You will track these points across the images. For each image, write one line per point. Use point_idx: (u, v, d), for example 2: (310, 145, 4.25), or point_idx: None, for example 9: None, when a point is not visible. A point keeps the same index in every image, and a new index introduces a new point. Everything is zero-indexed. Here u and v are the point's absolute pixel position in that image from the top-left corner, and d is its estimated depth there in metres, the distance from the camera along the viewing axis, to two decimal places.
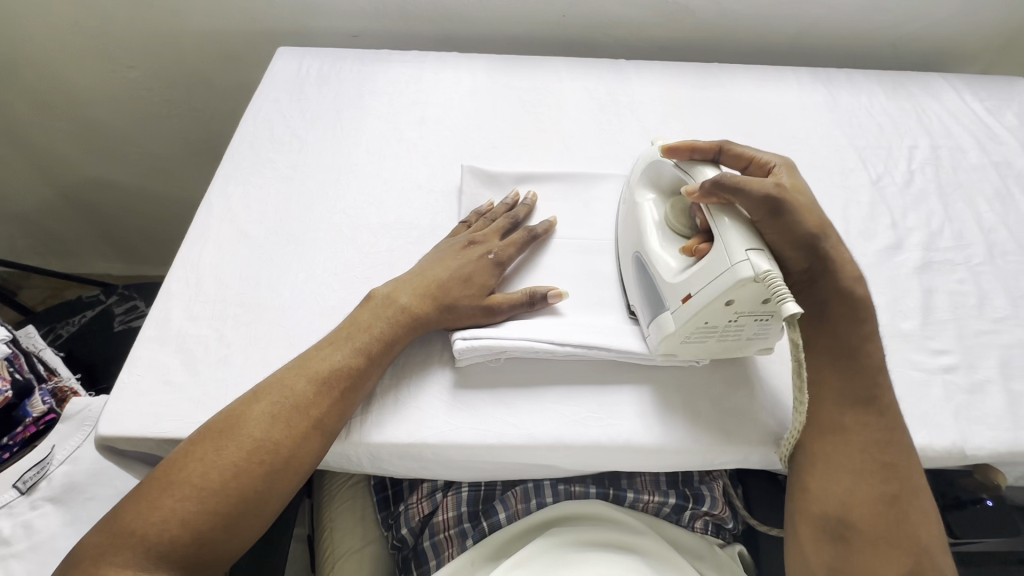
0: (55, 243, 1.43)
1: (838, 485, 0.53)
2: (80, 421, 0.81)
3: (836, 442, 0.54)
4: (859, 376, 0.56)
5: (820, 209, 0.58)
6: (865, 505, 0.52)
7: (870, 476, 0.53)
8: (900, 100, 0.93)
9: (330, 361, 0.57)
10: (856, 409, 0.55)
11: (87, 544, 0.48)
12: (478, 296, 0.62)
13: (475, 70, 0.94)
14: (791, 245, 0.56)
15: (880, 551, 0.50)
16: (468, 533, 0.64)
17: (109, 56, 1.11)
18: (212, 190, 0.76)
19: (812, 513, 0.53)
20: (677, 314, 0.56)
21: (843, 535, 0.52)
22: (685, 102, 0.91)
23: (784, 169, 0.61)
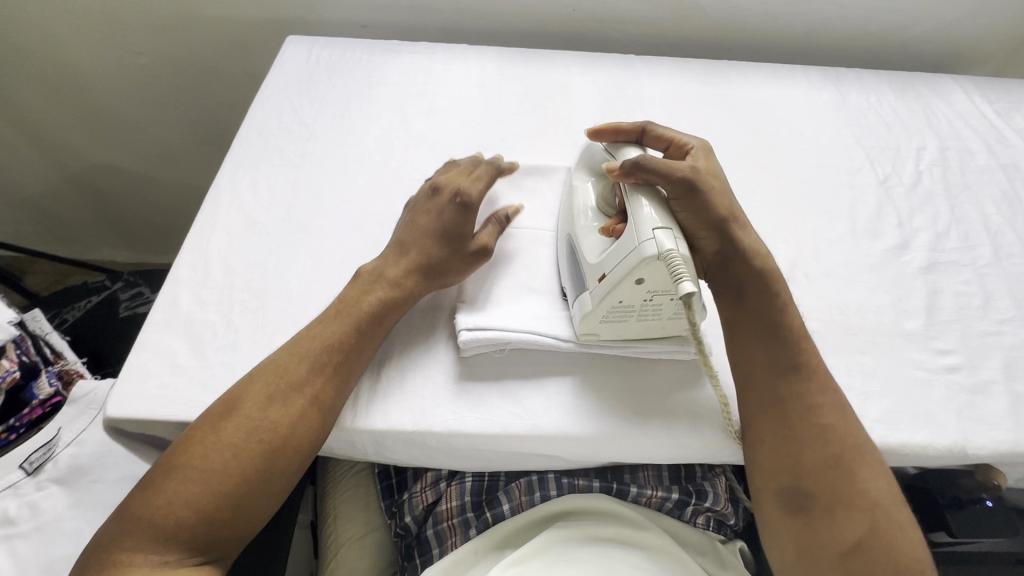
0: (62, 228, 1.43)
1: (789, 459, 0.54)
2: (85, 404, 0.82)
3: (773, 410, 0.56)
4: (783, 341, 0.57)
5: (732, 195, 0.61)
6: (813, 472, 0.53)
7: (813, 442, 0.54)
8: (909, 101, 0.93)
9: (322, 339, 0.57)
10: (785, 375, 0.56)
11: (103, 533, 0.49)
12: (461, 249, 0.63)
13: (485, 62, 0.94)
14: (704, 228, 0.59)
15: (837, 516, 0.51)
16: (472, 523, 0.65)
17: (119, 42, 1.12)
18: (221, 177, 0.76)
19: (771, 489, 0.54)
20: (594, 293, 0.57)
21: (803, 505, 0.52)
22: (694, 98, 0.91)
23: (702, 150, 0.64)
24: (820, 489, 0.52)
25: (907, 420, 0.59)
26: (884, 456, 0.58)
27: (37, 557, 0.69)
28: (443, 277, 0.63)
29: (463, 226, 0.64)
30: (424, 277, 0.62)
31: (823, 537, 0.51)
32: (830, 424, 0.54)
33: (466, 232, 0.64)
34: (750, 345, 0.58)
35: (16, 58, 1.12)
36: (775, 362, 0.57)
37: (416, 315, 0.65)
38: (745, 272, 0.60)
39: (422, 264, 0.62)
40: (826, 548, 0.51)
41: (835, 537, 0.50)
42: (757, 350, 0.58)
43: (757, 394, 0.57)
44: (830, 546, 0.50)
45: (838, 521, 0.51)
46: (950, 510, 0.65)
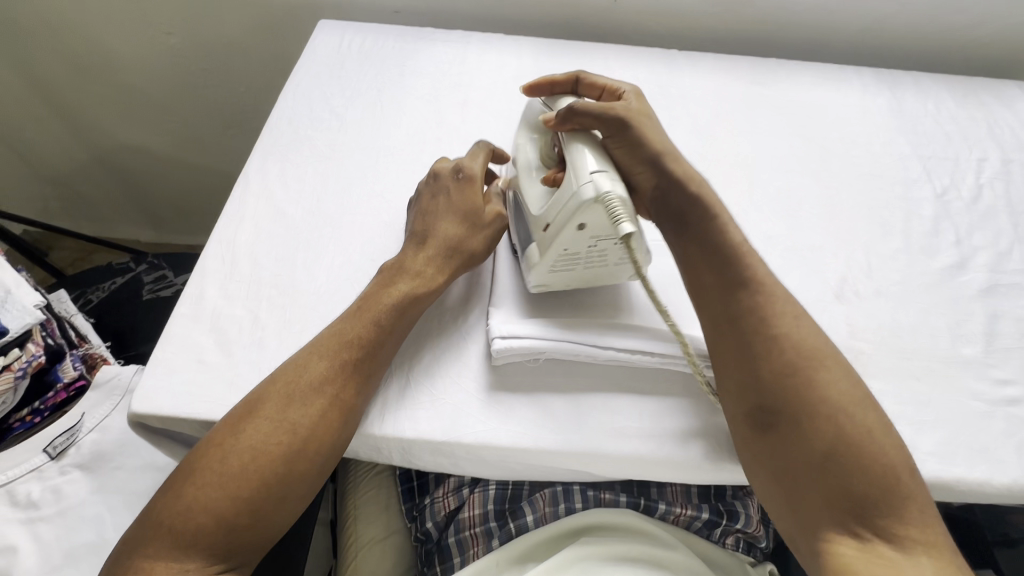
0: (88, 206, 1.43)
1: (748, 376, 0.52)
2: (109, 389, 0.81)
3: (724, 325, 0.54)
4: (727, 263, 0.56)
5: (663, 132, 0.62)
6: (775, 384, 0.51)
7: (764, 351, 0.52)
8: (970, 108, 0.87)
9: (341, 336, 0.55)
10: (727, 284, 0.56)
11: (128, 537, 0.49)
12: (480, 223, 0.62)
13: (521, 54, 0.90)
14: (637, 165, 0.59)
15: (804, 428, 0.49)
16: (494, 533, 0.63)
17: (149, 21, 1.10)
18: (250, 165, 0.74)
19: (739, 413, 0.52)
20: (540, 244, 0.56)
21: (771, 423, 0.50)
22: (738, 98, 0.87)
23: (634, 94, 0.64)
24: (785, 402, 0.50)
25: (964, 455, 0.55)
26: (937, 491, 0.54)
27: (60, 542, 0.70)
28: (470, 251, 0.61)
29: (474, 198, 0.63)
30: (451, 253, 0.61)
31: (795, 453, 0.49)
32: (785, 332, 0.53)
33: (476, 204, 0.63)
34: (691, 260, 0.58)
35: (46, 34, 1.11)
36: (718, 273, 0.56)
37: (445, 317, 0.62)
38: (685, 197, 0.59)
39: (443, 241, 0.61)
40: (798, 463, 0.49)
41: (805, 450, 0.48)
42: (704, 270, 0.57)
43: (706, 306, 0.56)
44: (804, 462, 0.48)
45: (807, 433, 0.49)
46: (999, 548, 0.64)
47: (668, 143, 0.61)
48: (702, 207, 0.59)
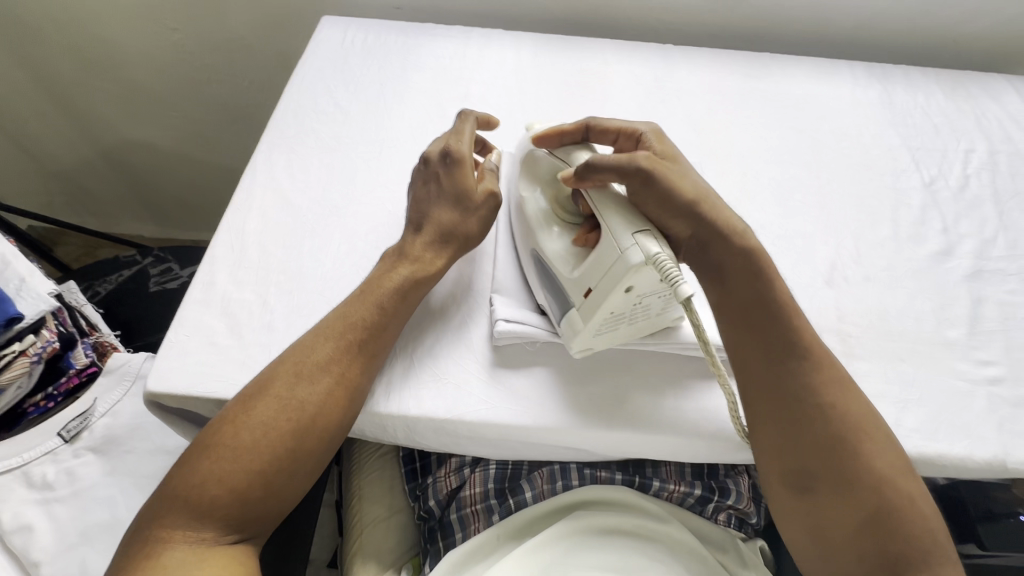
0: (93, 201, 1.45)
1: (789, 442, 0.53)
2: (120, 375, 0.83)
3: (766, 389, 0.55)
4: (770, 324, 0.56)
5: (694, 177, 0.59)
6: (813, 452, 0.53)
7: (808, 422, 0.53)
8: (959, 101, 0.90)
9: (346, 318, 0.57)
10: (772, 351, 0.56)
11: (146, 507, 0.51)
12: (472, 206, 0.63)
13: (520, 48, 0.92)
14: (670, 215, 0.57)
15: (844, 493, 0.51)
16: (494, 510, 0.65)
17: (155, 18, 1.12)
18: (257, 156, 0.76)
19: (776, 474, 0.54)
20: (582, 309, 0.56)
21: (808, 486, 0.53)
22: (733, 91, 0.89)
23: (651, 137, 0.62)
24: (825, 468, 0.52)
25: (946, 431, 0.57)
26: (920, 466, 0.57)
27: (75, 522, 0.72)
28: (464, 235, 0.63)
29: (465, 180, 0.64)
30: (447, 238, 0.63)
31: (832, 516, 0.52)
32: (830, 403, 0.54)
33: (466, 186, 0.63)
34: (732, 323, 0.57)
35: (55, 31, 1.13)
36: (761, 339, 0.56)
37: (448, 300, 0.65)
38: (727, 255, 0.57)
39: (437, 227, 0.63)
40: (832, 526, 0.52)
41: (844, 516, 0.51)
42: (744, 330, 0.57)
43: (748, 373, 0.56)
44: (837, 525, 0.51)
45: (845, 498, 0.51)
46: (983, 523, 0.65)
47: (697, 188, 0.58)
48: (747, 265, 0.57)
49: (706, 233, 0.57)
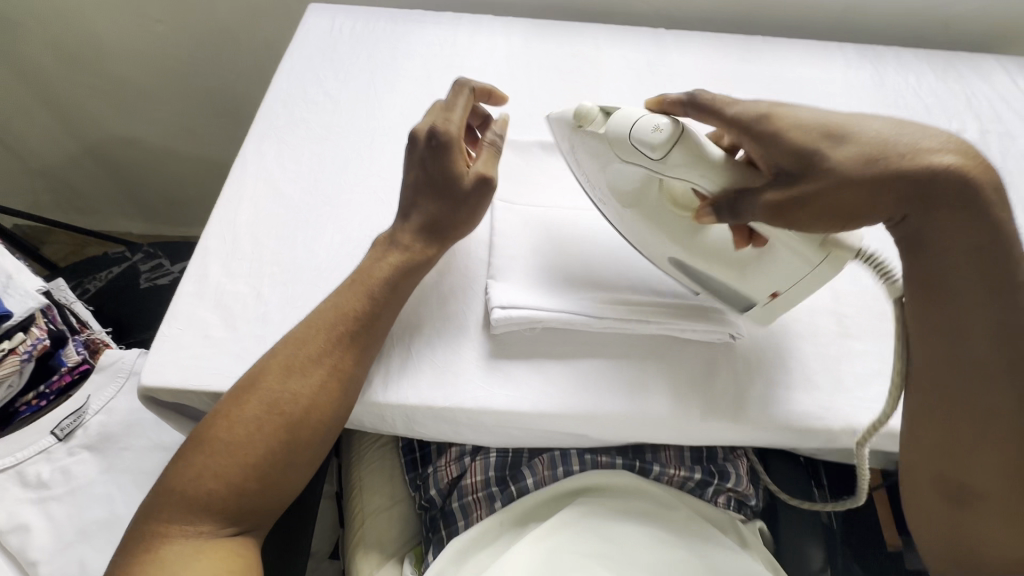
0: (79, 199, 1.43)
1: (965, 460, 0.51)
2: (113, 372, 0.82)
3: (965, 410, 0.50)
4: (992, 339, 0.49)
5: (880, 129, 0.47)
6: (998, 474, 0.51)
7: (1005, 446, 0.50)
8: (950, 82, 0.90)
9: (338, 310, 0.57)
10: (979, 372, 0.49)
11: (144, 501, 0.52)
12: (458, 186, 0.61)
13: (511, 34, 0.91)
14: (865, 198, 0.46)
15: (1002, 512, 0.51)
16: (496, 497, 0.65)
17: (137, 9, 1.10)
18: (246, 147, 0.75)
19: (933, 479, 0.53)
20: (768, 308, 0.57)
21: (965, 498, 0.53)
22: (725, 75, 0.88)
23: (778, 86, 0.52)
24: (991, 486, 0.51)
25: None
26: None
27: (72, 520, 0.71)
28: (452, 225, 0.62)
29: (453, 166, 0.61)
30: (436, 228, 0.62)
31: (984, 527, 0.52)
32: None
33: (455, 173, 0.61)
34: (929, 336, 0.50)
35: (34, 23, 1.11)
36: (966, 361, 0.50)
37: (443, 289, 0.64)
38: (944, 232, 0.47)
39: (427, 217, 0.62)
40: (988, 536, 0.53)
41: (997, 530, 0.52)
42: (957, 342, 0.49)
43: (938, 395, 0.51)
44: (999, 536, 0.52)
45: (1003, 516, 0.51)
46: None
47: (869, 147, 0.46)
48: (972, 243, 0.47)
49: (916, 204, 0.46)
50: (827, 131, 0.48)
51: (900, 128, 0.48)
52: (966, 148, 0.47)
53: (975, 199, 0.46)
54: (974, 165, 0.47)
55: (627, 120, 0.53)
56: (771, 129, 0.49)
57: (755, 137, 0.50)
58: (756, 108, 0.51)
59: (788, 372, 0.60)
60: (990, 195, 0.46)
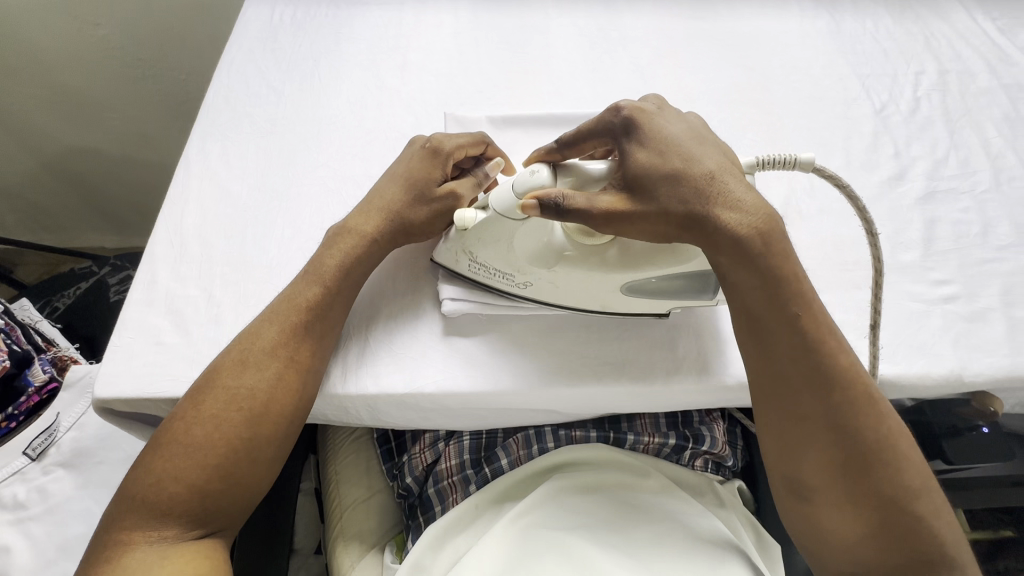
0: (43, 217, 1.38)
1: (793, 457, 0.50)
2: (82, 389, 0.82)
3: (784, 411, 0.50)
4: (788, 346, 0.49)
5: (694, 166, 0.49)
6: (826, 472, 0.49)
7: (826, 446, 0.49)
8: (908, 24, 0.88)
9: (291, 302, 0.56)
10: (790, 382, 0.49)
11: (107, 513, 0.50)
12: (430, 193, 0.59)
13: (458, 10, 0.88)
14: (673, 231, 0.48)
15: (843, 510, 0.49)
16: (471, 479, 0.65)
17: (73, 13, 1.07)
18: (189, 148, 0.73)
19: (777, 476, 0.52)
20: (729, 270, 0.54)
21: (805, 495, 0.50)
22: (680, 34, 0.86)
23: (634, 113, 0.52)
24: (824, 481, 0.49)
25: (903, 352, 0.58)
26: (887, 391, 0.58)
27: (52, 537, 0.71)
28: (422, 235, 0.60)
29: (432, 176, 0.60)
30: (397, 220, 0.59)
31: (829, 525, 0.49)
32: (854, 426, 0.48)
33: (433, 182, 0.60)
34: (748, 348, 0.51)
35: None
36: (777, 371, 0.50)
37: (399, 276, 0.63)
38: (733, 272, 0.49)
39: (387, 208, 0.59)
40: (832, 534, 0.50)
41: (842, 528, 0.49)
42: (764, 348, 0.50)
43: (758, 400, 0.51)
44: (837, 534, 0.49)
45: (843, 513, 0.49)
46: (947, 439, 0.63)
47: (679, 180, 0.48)
48: (759, 275, 0.48)
49: (708, 243, 0.48)
50: (661, 161, 0.49)
51: (718, 170, 0.49)
52: (763, 204, 0.49)
53: (748, 248, 0.47)
54: (767, 223, 0.48)
55: (503, 192, 0.52)
56: (634, 140, 0.51)
57: (619, 149, 0.52)
58: (618, 117, 0.52)
59: None
60: (757, 241, 0.47)
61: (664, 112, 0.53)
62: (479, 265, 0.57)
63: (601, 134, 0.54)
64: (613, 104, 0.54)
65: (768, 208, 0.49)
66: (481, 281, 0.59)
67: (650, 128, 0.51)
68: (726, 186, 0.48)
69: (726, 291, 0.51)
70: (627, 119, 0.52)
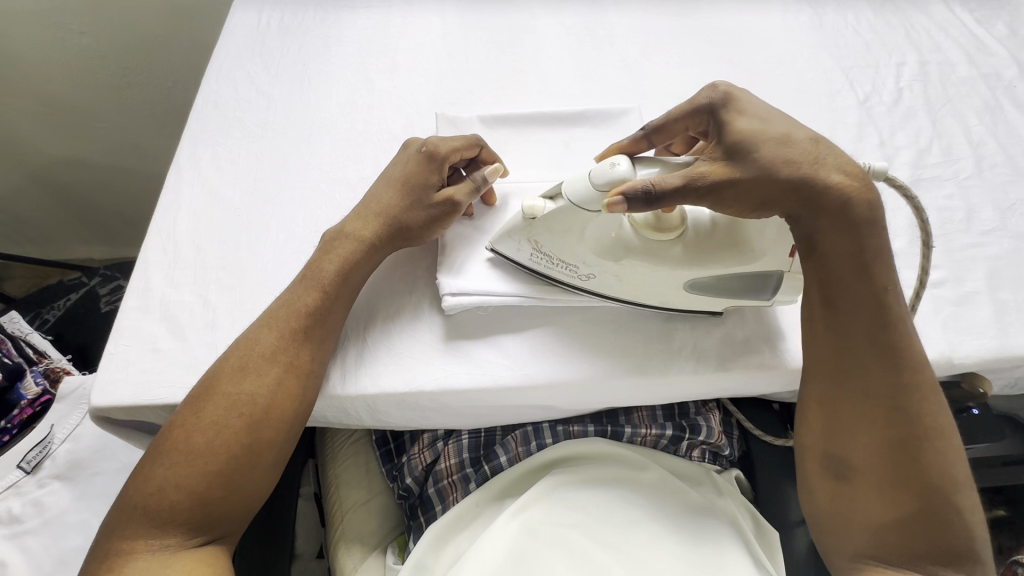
0: (31, 229, 1.37)
1: (840, 433, 0.51)
2: (75, 399, 0.81)
3: (844, 386, 0.51)
4: (859, 324, 0.50)
5: (797, 132, 0.49)
6: (874, 450, 0.50)
7: (880, 424, 0.50)
8: (889, 16, 0.89)
9: (295, 307, 0.55)
10: (858, 357, 0.50)
11: (105, 525, 0.50)
12: (428, 198, 0.60)
13: (445, 12, 0.89)
14: (778, 195, 0.48)
15: (882, 492, 0.49)
16: (471, 478, 0.65)
17: (56, 23, 1.06)
18: (180, 154, 0.73)
19: (817, 453, 0.52)
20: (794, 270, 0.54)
21: (846, 475, 0.51)
22: (665, 31, 0.87)
23: (732, 90, 0.53)
24: (867, 459, 0.50)
25: None
26: None
27: (50, 551, 0.70)
28: (419, 237, 0.60)
29: (427, 179, 0.60)
30: (392, 224, 0.59)
31: (865, 506, 0.50)
32: (911, 407, 0.49)
33: (427, 186, 0.60)
34: (816, 323, 0.52)
35: None
36: (845, 346, 0.50)
37: (394, 278, 0.63)
38: (826, 241, 0.49)
39: (384, 212, 0.60)
40: (866, 517, 0.50)
41: (880, 512, 0.49)
42: (836, 324, 0.51)
43: (818, 372, 0.52)
44: (874, 518, 0.50)
45: (880, 495, 0.49)
46: None
47: (787, 144, 0.48)
48: (851, 248, 0.49)
49: (812, 209, 0.48)
50: (765, 127, 0.49)
51: (821, 137, 0.50)
52: (859, 169, 0.50)
53: (853, 217, 0.48)
54: (863, 186, 0.49)
55: (579, 181, 0.50)
56: (732, 111, 0.52)
57: (716, 122, 0.52)
58: (716, 93, 0.53)
59: (744, 320, 0.60)
60: (864, 210, 0.48)
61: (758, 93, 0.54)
62: (542, 254, 0.56)
63: (696, 112, 0.55)
64: (708, 84, 0.55)
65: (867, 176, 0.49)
66: (543, 272, 0.58)
67: (750, 101, 0.52)
68: (830, 152, 0.49)
69: (805, 265, 0.52)
70: (725, 95, 0.53)
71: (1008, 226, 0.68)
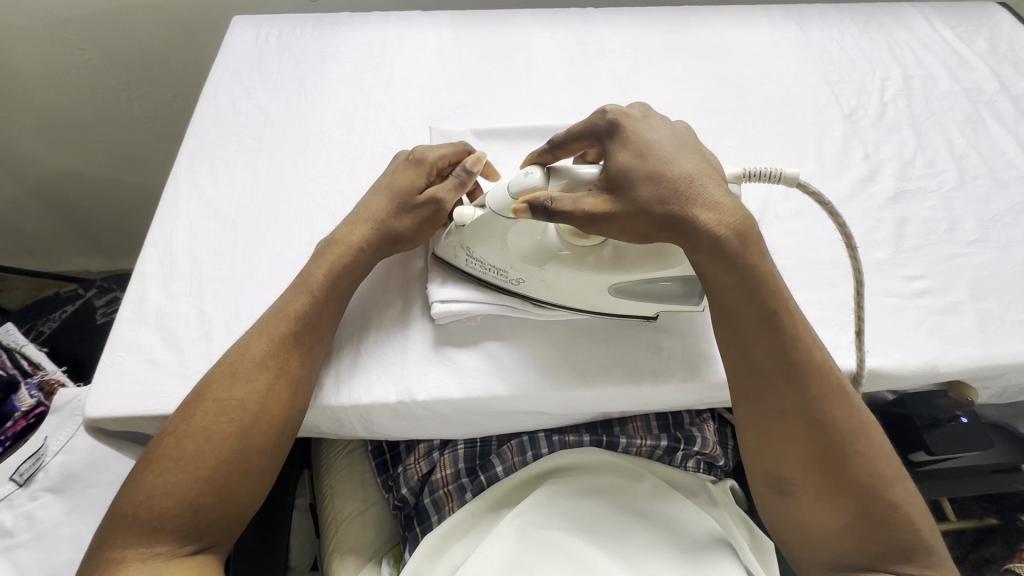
0: (29, 240, 1.37)
1: (772, 451, 0.51)
2: (70, 411, 0.81)
3: (765, 408, 0.51)
4: (762, 344, 0.51)
5: (674, 167, 0.50)
6: (806, 465, 0.50)
7: (803, 440, 0.50)
8: (872, 33, 0.92)
9: (281, 316, 0.56)
10: (768, 375, 0.51)
11: (98, 535, 0.50)
12: (412, 203, 0.60)
13: (440, 28, 0.91)
14: (653, 229, 0.49)
15: (822, 500, 0.50)
16: (467, 488, 0.65)
17: (56, 38, 1.08)
18: (178, 168, 0.74)
19: (756, 470, 0.53)
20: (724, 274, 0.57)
21: (786, 488, 0.52)
22: (656, 47, 0.89)
23: (622, 118, 0.53)
24: (803, 474, 0.50)
25: (881, 346, 0.60)
26: (870, 380, 0.59)
27: (39, 565, 0.69)
28: (405, 242, 0.61)
29: (412, 185, 0.61)
30: (378, 231, 0.60)
31: (809, 516, 0.51)
32: (830, 417, 0.50)
33: (413, 192, 0.61)
34: (726, 342, 0.52)
35: None
36: (754, 363, 0.51)
37: (389, 286, 0.64)
38: (711, 269, 0.50)
39: (371, 220, 0.61)
40: (813, 525, 0.51)
41: (823, 518, 0.50)
42: (746, 346, 0.51)
43: (739, 391, 0.52)
44: (819, 525, 0.51)
45: (822, 505, 0.50)
46: (928, 431, 0.65)
47: (660, 181, 0.49)
48: (735, 272, 0.49)
49: (686, 241, 0.49)
50: (642, 163, 0.50)
51: (696, 174, 0.50)
52: (739, 206, 0.50)
53: (726, 245, 0.49)
54: (733, 220, 0.49)
55: (500, 192, 0.53)
56: (621, 140, 0.52)
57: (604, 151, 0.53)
58: (606, 120, 0.54)
59: None
60: (734, 242, 0.49)
61: (650, 117, 0.54)
62: (476, 260, 0.58)
63: (590, 136, 0.55)
64: (601, 108, 0.55)
65: (742, 208, 0.50)
66: (477, 278, 0.60)
67: (634, 132, 0.52)
68: (703, 187, 0.49)
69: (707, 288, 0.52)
70: (612, 122, 0.53)
71: (990, 237, 0.69)
